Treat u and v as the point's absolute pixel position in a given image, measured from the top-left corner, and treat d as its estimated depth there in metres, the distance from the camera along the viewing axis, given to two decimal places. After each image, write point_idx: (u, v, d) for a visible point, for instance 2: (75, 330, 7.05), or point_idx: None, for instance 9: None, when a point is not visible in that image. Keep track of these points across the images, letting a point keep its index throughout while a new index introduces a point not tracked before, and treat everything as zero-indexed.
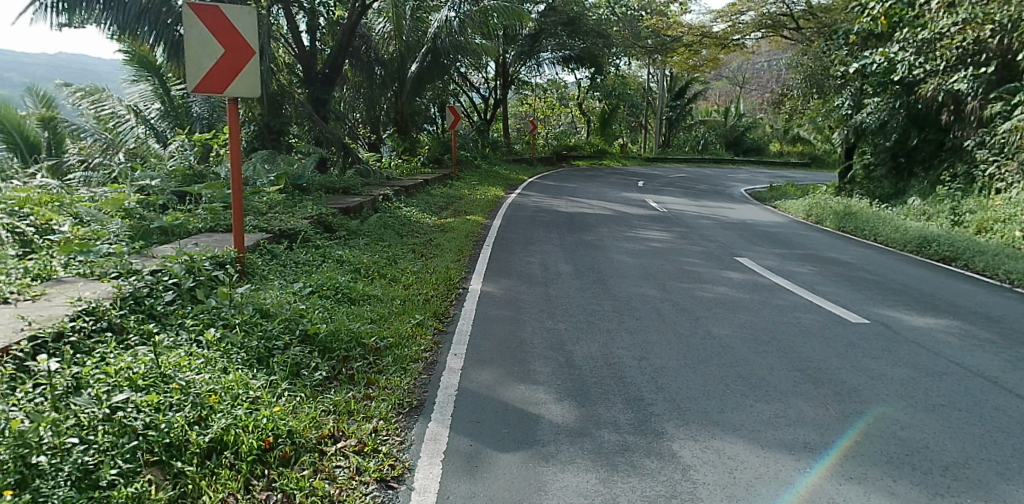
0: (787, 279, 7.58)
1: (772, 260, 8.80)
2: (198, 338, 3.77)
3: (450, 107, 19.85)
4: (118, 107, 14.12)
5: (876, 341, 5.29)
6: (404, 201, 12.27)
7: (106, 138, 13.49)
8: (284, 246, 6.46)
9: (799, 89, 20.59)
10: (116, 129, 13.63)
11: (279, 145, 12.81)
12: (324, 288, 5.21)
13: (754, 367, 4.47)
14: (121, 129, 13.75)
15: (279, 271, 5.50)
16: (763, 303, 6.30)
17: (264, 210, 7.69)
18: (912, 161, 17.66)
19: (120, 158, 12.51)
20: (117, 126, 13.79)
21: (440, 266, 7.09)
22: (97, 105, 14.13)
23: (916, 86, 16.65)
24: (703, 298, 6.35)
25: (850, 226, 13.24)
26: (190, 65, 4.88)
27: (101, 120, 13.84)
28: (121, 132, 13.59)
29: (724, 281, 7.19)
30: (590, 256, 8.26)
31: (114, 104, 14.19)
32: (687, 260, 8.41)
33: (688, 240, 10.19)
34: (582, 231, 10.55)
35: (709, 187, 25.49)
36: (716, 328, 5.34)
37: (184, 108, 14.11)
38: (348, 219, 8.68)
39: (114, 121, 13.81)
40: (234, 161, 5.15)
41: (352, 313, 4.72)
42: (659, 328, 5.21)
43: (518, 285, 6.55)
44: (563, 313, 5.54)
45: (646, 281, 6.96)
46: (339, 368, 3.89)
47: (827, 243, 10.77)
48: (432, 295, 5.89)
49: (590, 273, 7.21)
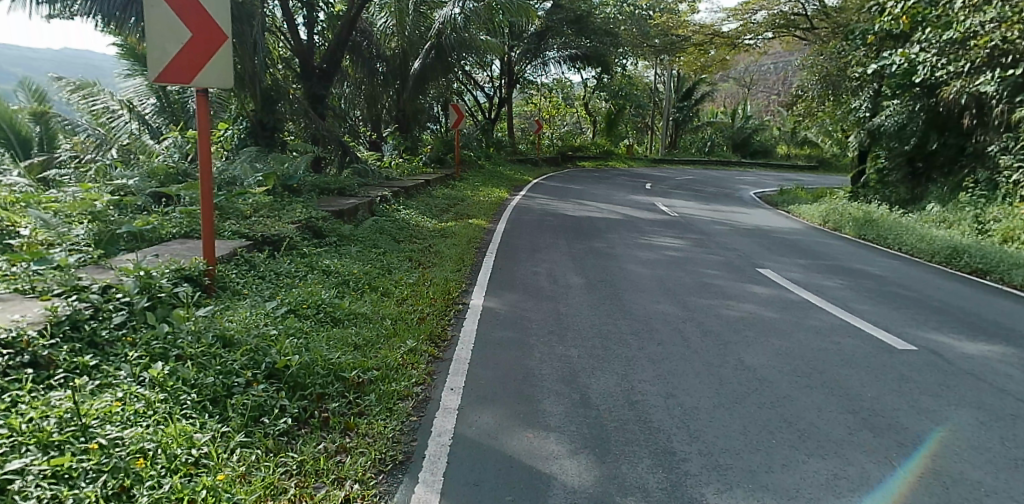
0: (816, 295, 6.92)
1: (796, 272, 8.15)
2: (142, 374, 3.15)
3: (453, 105, 19.22)
4: (111, 102, 13.28)
5: (930, 373, 4.64)
6: (403, 203, 11.64)
7: (99, 133, 12.54)
8: (264, 254, 5.83)
9: (814, 90, 19.91)
10: (109, 125, 12.77)
11: (274, 142, 12.16)
12: (304, 306, 4.59)
13: (800, 409, 3.83)
14: (114, 124, 12.91)
15: (255, 285, 4.89)
16: (795, 323, 5.65)
17: (247, 213, 7.06)
18: (931, 166, 16.97)
19: (110, 153, 11.92)
20: (111, 122, 12.93)
21: (439, 278, 6.45)
22: (90, 99, 13.25)
23: (938, 88, 15.90)
24: (729, 318, 5.71)
25: (869, 234, 12.57)
26: (152, 51, 4.24)
27: (94, 115, 12.98)
28: (116, 128, 12.72)
29: (749, 297, 6.54)
30: (601, 266, 7.63)
31: (107, 99, 13.32)
32: (706, 271, 7.76)
33: (705, 249, 9.57)
34: (590, 237, 9.91)
35: (718, 190, 24.83)
36: (749, 356, 4.70)
37: (179, 103, 13.59)
38: (341, 223, 8.06)
39: (107, 117, 12.98)
40: (204, 162, 4.53)
41: (333, 338, 4.11)
42: (685, 356, 4.59)
43: (524, 300, 5.92)
44: (575, 336, 4.92)
45: (664, 296, 6.31)
46: (311, 410, 3.27)
47: (851, 253, 10.09)
48: (428, 312, 5.25)
49: (602, 287, 6.57)
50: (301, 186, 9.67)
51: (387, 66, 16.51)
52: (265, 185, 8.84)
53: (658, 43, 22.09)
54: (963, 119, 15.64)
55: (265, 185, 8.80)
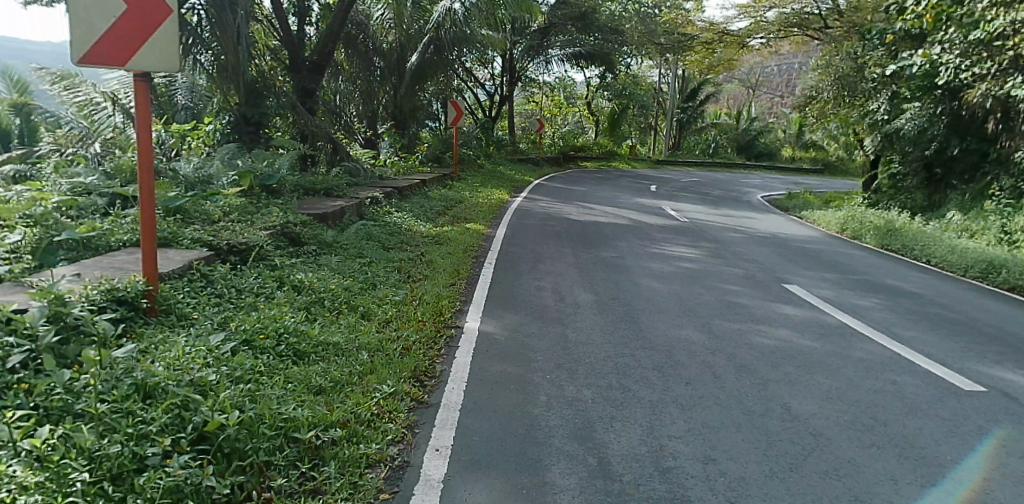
0: (854, 318, 6.16)
1: (827, 290, 7.38)
2: (20, 442, 2.36)
3: (452, 101, 18.41)
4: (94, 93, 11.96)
5: (1011, 423, 3.87)
6: (397, 205, 10.87)
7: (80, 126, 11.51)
8: (227, 268, 5.04)
9: (829, 91, 18.95)
10: (92, 118, 11.56)
11: (258, 138, 11.40)
12: (264, 335, 3.82)
13: (873, 480, 3.05)
14: (97, 117, 11.66)
15: (207, 309, 4.12)
16: (838, 357, 4.88)
17: (216, 217, 6.30)
18: (950, 172, 16.18)
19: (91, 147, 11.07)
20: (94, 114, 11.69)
21: (429, 294, 5.68)
22: (71, 90, 11.95)
23: (961, 92, 15.05)
24: (764, 348, 4.94)
25: (893, 244, 11.81)
26: (77, 27, 3.45)
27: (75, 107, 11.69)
28: (100, 121, 11.53)
29: (781, 321, 5.77)
30: (612, 280, 6.85)
31: (89, 90, 11.97)
32: (727, 288, 6.99)
33: (723, 260, 8.80)
34: (597, 245, 9.15)
35: (724, 193, 24.02)
36: (795, 401, 3.92)
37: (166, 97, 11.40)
38: (323, 228, 7.30)
39: (89, 109, 11.71)
40: (143, 163, 3.73)
41: (292, 382, 3.33)
42: (720, 401, 3.83)
43: (526, 322, 5.16)
44: (587, 371, 4.14)
45: (685, 319, 5.55)
46: (250, 491, 2.48)
47: (880, 267, 9.34)
48: (414, 339, 4.46)
49: (615, 306, 5.80)
50: (282, 187, 8.86)
51: (384, 61, 15.67)
52: (240, 186, 8.11)
53: (666, 42, 21.25)
54: (986, 125, 14.88)
55: (240, 185, 8.05)
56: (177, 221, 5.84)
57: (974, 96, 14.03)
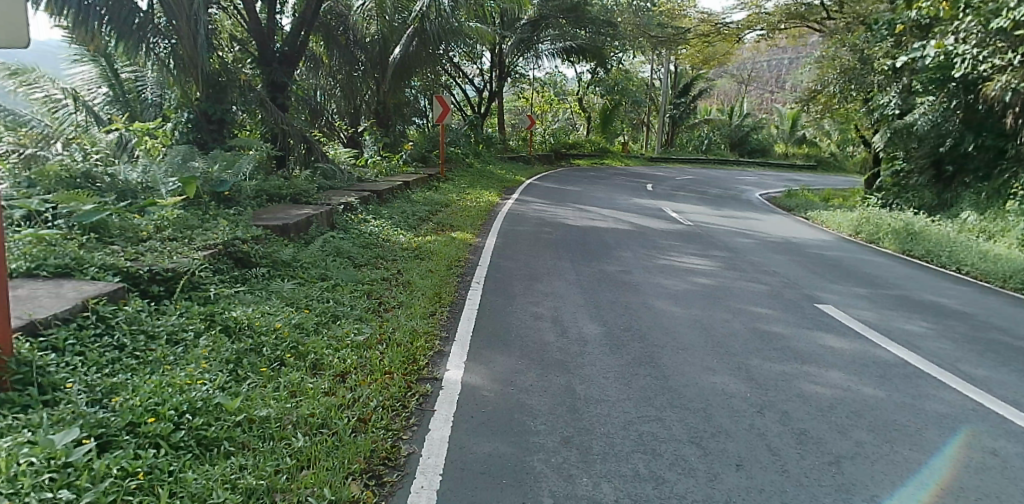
0: (911, 351, 5.18)
1: (866, 311, 6.41)
2: None
3: (438, 97, 17.25)
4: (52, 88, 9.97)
5: None
6: (374, 212, 9.76)
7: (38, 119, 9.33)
8: (140, 306, 3.94)
9: (834, 85, 17.23)
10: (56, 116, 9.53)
11: (221, 137, 9.90)
12: (158, 415, 2.75)
13: None
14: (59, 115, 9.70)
15: (88, 374, 3.02)
16: (914, 414, 3.89)
17: (143, 235, 5.19)
18: (961, 170, 15.07)
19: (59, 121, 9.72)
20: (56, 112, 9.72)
21: (402, 329, 4.62)
22: (27, 85, 9.89)
23: (978, 84, 13.87)
24: (822, 403, 3.93)
25: (915, 250, 10.87)
26: None
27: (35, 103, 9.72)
28: (61, 120, 9.46)
29: (829, 359, 4.75)
30: (621, 304, 5.83)
31: (48, 85, 10.06)
32: (756, 311, 5.99)
33: (740, 272, 7.83)
34: (599, 257, 8.14)
35: (722, 191, 22.92)
36: (887, 495, 2.92)
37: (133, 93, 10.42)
38: (281, 243, 6.22)
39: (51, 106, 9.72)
40: None
41: (179, 501, 2.26)
42: (788, 497, 2.81)
43: (524, 369, 4.12)
44: (605, 451, 3.11)
45: (716, 359, 4.52)
46: None
47: (913, 279, 8.37)
48: (376, 404, 3.40)
49: (629, 342, 4.77)
50: (237, 194, 7.67)
51: (365, 56, 14.33)
52: (185, 194, 6.90)
53: (660, 34, 19.78)
54: (1004, 119, 13.59)
55: (184, 193, 6.87)
56: (91, 242, 4.72)
57: (993, 90, 12.69)
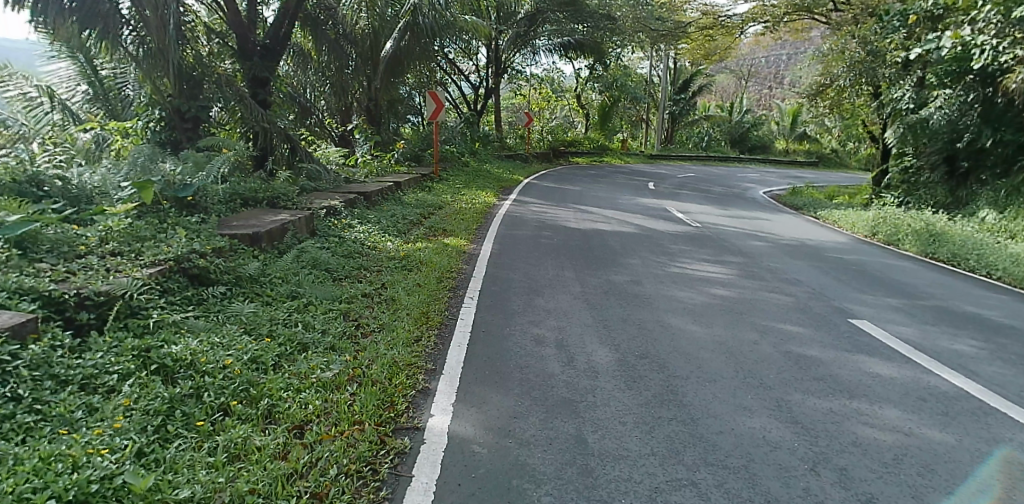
0: (969, 378, 4.47)
1: (906, 327, 5.71)
2: None
3: (432, 93, 16.50)
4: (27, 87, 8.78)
5: None
6: (359, 215, 9.04)
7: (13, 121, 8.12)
8: (54, 343, 3.22)
9: (845, 79, 16.32)
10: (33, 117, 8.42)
11: (197, 136, 9.18)
12: None
13: None
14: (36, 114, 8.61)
15: None
16: (997, 467, 3.19)
17: (81, 250, 4.49)
18: (977, 166, 14.16)
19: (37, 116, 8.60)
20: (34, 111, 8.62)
21: (380, 361, 3.91)
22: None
23: (997, 76, 12.92)
24: (884, 454, 3.24)
25: (939, 253, 10.18)
26: None
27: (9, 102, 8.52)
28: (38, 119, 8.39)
29: (879, 392, 4.06)
30: (635, 323, 5.13)
31: (22, 82, 8.86)
32: (786, 329, 5.30)
33: (760, 281, 7.13)
34: (605, 264, 7.44)
35: (726, 190, 22.20)
36: None
37: (115, 91, 9.59)
38: (248, 256, 5.51)
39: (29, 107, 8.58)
40: None
41: None
42: None
43: (523, 414, 3.40)
44: None
45: (751, 395, 3.82)
46: None
47: (946, 286, 7.66)
48: (336, 472, 2.69)
49: (647, 373, 4.06)
50: (204, 198, 6.91)
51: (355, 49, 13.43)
52: (140, 201, 6.17)
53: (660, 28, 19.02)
54: None
55: (141, 199, 6.12)
56: (14, 260, 3.99)
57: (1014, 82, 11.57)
